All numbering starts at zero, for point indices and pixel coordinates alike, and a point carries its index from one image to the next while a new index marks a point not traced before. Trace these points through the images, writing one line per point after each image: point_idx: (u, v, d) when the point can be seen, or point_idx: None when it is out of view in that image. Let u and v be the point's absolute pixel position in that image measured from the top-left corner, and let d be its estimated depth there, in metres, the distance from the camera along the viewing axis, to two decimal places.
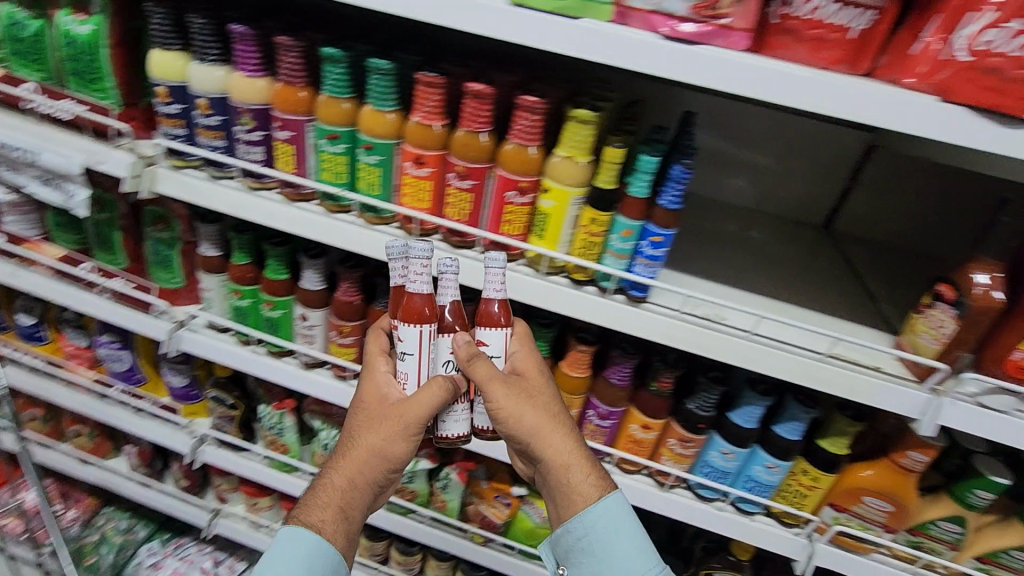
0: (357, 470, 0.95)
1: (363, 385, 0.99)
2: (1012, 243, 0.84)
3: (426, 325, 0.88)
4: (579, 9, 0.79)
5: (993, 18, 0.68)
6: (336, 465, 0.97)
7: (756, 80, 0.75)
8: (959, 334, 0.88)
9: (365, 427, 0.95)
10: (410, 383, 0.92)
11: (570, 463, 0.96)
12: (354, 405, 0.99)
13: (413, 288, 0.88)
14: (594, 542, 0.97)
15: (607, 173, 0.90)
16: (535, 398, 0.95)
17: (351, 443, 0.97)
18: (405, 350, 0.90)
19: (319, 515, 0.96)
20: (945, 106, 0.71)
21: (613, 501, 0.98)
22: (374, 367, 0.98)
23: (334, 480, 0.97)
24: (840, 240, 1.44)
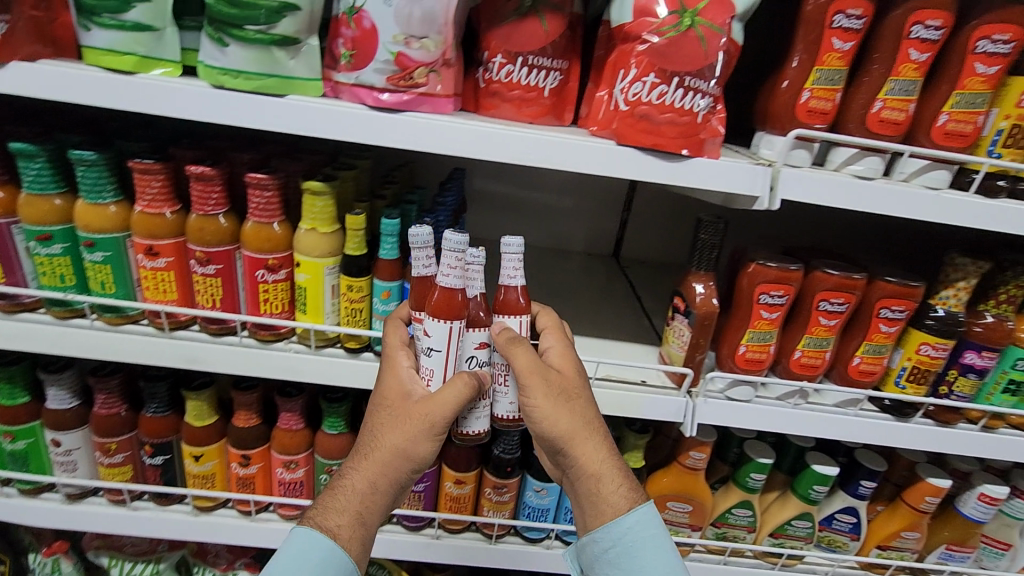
0: (379, 470, 0.85)
1: (380, 383, 0.87)
2: (714, 255, 0.98)
3: (449, 322, 0.79)
4: (281, 88, 0.79)
5: (635, 74, 0.79)
6: (354, 464, 0.87)
7: (463, 139, 0.81)
8: (694, 340, 0.99)
9: (389, 428, 0.84)
10: (434, 381, 0.84)
11: (602, 474, 0.86)
12: (369, 405, 0.88)
13: (419, 275, 0.83)
14: (626, 553, 0.86)
15: (353, 240, 0.90)
16: (583, 404, 0.87)
17: (371, 444, 0.86)
18: (432, 345, 0.81)
19: (334, 520, 0.85)
20: (620, 148, 0.82)
21: (647, 514, 0.86)
22: (393, 363, 0.86)
23: (353, 482, 0.86)
24: (629, 267, 1.57)
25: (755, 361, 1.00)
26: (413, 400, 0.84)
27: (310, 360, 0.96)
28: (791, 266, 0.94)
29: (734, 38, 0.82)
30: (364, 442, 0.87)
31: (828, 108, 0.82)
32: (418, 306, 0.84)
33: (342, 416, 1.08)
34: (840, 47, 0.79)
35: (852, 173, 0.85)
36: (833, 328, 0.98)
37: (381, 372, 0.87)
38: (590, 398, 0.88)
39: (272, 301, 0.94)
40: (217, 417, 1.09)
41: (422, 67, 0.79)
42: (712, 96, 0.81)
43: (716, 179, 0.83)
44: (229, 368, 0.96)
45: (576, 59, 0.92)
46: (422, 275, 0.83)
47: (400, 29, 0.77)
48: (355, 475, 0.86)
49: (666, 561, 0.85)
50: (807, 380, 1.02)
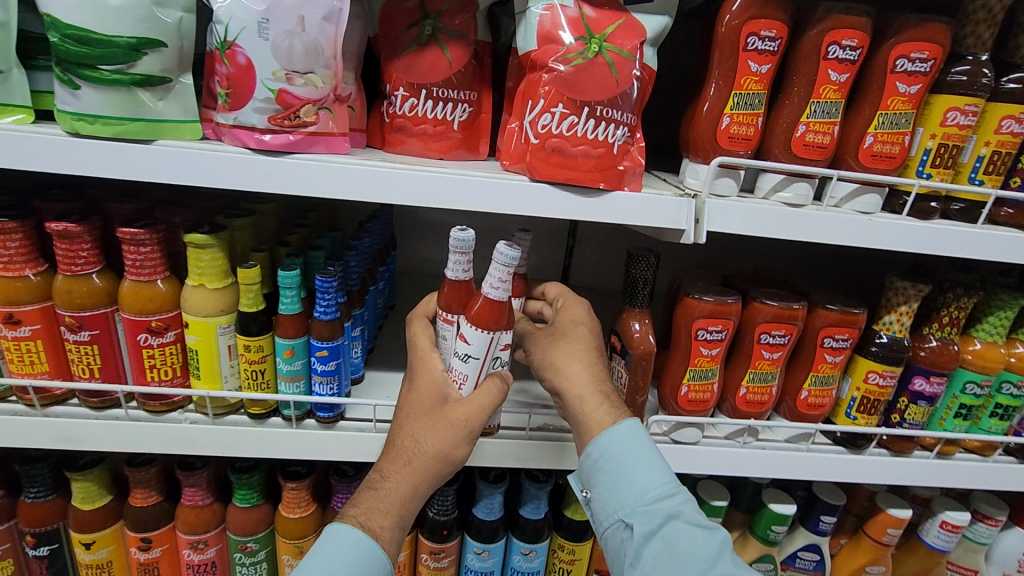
0: (423, 471, 0.78)
1: (412, 385, 0.81)
2: (649, 291, 0.91)
3: (492, 332, 0.75)
4: (146, 133, 0.70)
5: (543, 104, 0.74)
6: (392, 465, 0.78)
7: (359, 181, 0.73)
8: (631, 383, 0.92)
9: (436, 428, 0.77)
10: (467, 386, 0.79)
11: (589, 396, 0.80)
12: (402, 404, 0.80)
13: (455, 280, 0.77)
14: (610, 468, 0.77)
15: (247, 295, 0.81)
16: (584, 340, 0.83)
17: (411, 447, 0.78)
18: (469, 352, 0.76)
19: (378, 521, 0.76)
20: (534, 184, 0.75)
21: (633, 431, 0.78)
22: (429, 365, 0.80)
23: (396, 485, 0.77)
24: (577, 295, 1.48)
25: (699, 401, 0.93)
26: (454, 404, 0.79)
27: (207, 431, 0.85)
28: (728, 299, 0.89)
29: (647, 64, 0.77)
30: (402, 444, 0.78)
31: (750, 135, 0.78)
32: (452, 309, 0.78)
33: (255, 487, 0.97)
34: (757, 70, 0.75)
35: (782, 201, 0.81)
36: (776, 360, 0.92)
37: (412, 374, 0.81)
38: (590, 336, 0.84)
39: (160, 367, 0.83)
40: (112, 496, 0.97)
41: (309, 104, 0.72)
42: (628, 125, 0.75)
43: (638, 214, 0.77)
44: (113, 445, 0.85)
45: (487, 89, 0.86)
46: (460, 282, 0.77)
47: (280, 64, 0.69)
48: (398, 479, 0.77)
49: (654, 472, 0.76)
50: (755, 417, 0.96)
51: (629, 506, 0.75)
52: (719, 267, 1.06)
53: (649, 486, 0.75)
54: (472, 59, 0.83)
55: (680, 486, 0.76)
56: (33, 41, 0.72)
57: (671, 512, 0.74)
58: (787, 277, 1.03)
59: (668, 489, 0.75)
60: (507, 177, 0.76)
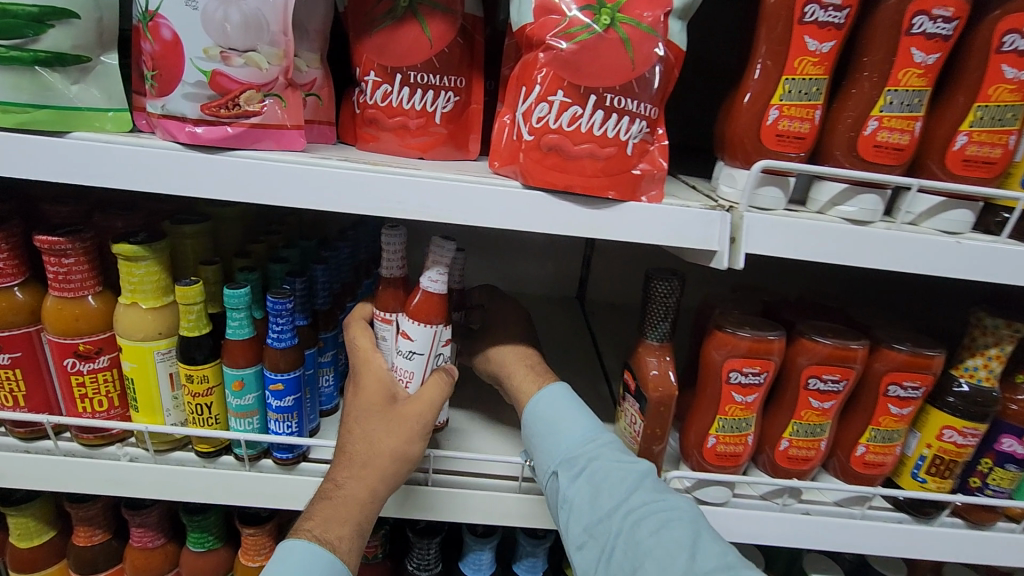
0: (383, 472, 0.66)
1: (358, 384, 0.71)
2: (669, 321, 0.76)
3: (436, 325, 0.69)
4: (56, 122, 0.58)
5: (539, 92, 0.59)
6: (348, 469, 0.66)
7: (310, 185, 0.59)
8: (647, 431, 0.76)
9: (392, 424, 0.67)
10: (414, 385, 0.71)
11: (517, 371, 0.81)
12: (350, 407, 0.70)
13: (390, 278, 0.71)
14: (537, 422, 0.73)
15: (187, 317, 0.68)
16: (512, 330, 0.87)
17: (365, 449, 0.67)
18: (413, 350, 0.69)
19: (336, 531, 0.64)
20: (526, 191, 0.60)
21: (559, 390, 0.75)
22: (373, 362, 0.70)
23: (353, 491, 0.65)
24: (594, 311, 1.31)
25: (729, 456, 0.77)
26: (406, 400, 0.69)
27: (146, 471, 0.74)
28: (769, 335, 0.72)
29: (674, 41, 0.60)
30: (355, 446, 0.67)
31: (806, 133, 0.61)
32: (389, 306, 0.71)
33: (211, 529, 0.85)
34: (815, 49, 0.58)
35: (841, 217, 0.64)
36: (828, 411, 0.75)
37: (357, 375, 0.71)
38: (518, 327, 0.88)
39: (92, 397, 0.72)
40: (55, 532, 0.86)
41: (251, 89, 0.59)
42: (647, 119, 0.60)
43: (657, 231, 0.61)
44: (41, 483, 0.74)
45: (479, 76, 0.72)
46: (396, 279, 0.71)
47: (213, 39, 0.57)
48: (355, 484, 0.66)
49: (578, 416, 0.72)
50: (797, 476, 0.79)
51: (556, 452, 0.70)
52: (759, 292, 0.91)
53: (574, 430, 0.71)
54: (459, 37, 0.68)
55: (607, 431, 0.72)
56: None
57: (593, 447, 0.69)
58: (840, 306, 0.87)
59: (595, 430, 0.71)
60: (494, 182, 0.62)
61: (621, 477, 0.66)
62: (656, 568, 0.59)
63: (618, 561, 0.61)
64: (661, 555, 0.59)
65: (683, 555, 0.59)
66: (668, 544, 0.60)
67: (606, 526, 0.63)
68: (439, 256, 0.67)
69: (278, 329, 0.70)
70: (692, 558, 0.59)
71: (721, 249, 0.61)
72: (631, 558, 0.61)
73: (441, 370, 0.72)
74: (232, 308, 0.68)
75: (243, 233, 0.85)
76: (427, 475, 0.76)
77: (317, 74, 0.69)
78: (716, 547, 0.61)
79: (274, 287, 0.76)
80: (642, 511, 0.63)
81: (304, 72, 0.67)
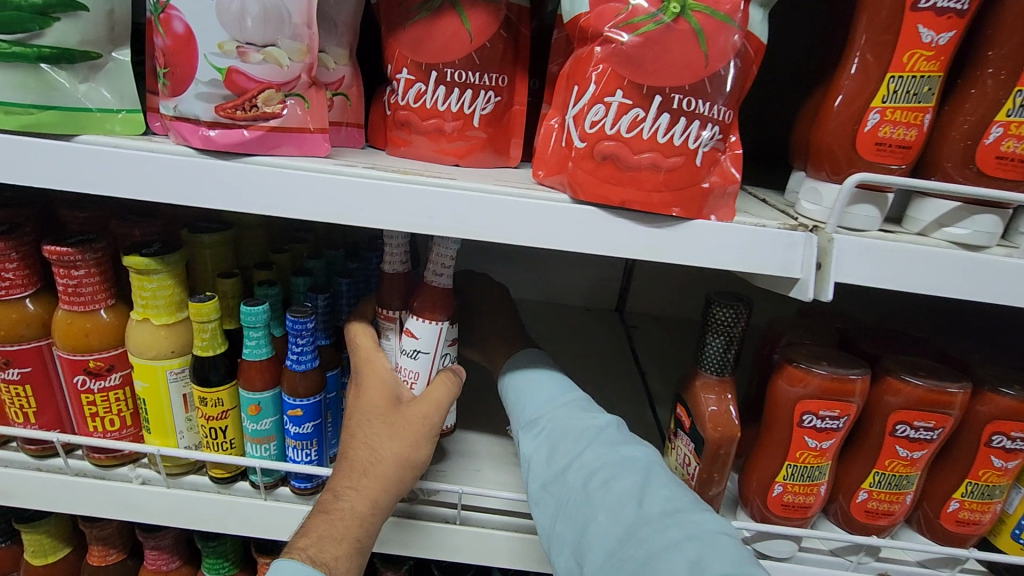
0: (387, 481, 0.60)
1: (359, 385, 0.64)
2: (730, 350, 0.66)
3: (442, 322, 0.64)
4: (62, 125, 0.53)
5: (594, 92, 0.51)
6: (347, 479, 0.59)
7: (334, 196, 0.53)
8: (702, 474, 0.67)
9: (396, 427, 0.61)
10: (420, 386, 0.65)
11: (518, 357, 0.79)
12: (350, 411, 0.63)
13: (393, 273, 0.67)
14: (514, 391, 0.73)
15: (201, 335, 0.63)
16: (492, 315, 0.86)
17: (368, 455, 0.60)
18: (418, 348, 0.64)
19: (334, 551, 0.56)
20: (575, 207, 0.53)
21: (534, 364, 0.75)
22: (376, 363, 0.64)
23: (353, 504, 0.58)
24: (636, 326, 1.22)
25: (796, 507, 0.68)
26: (412, 402, 0.63)
27: (157, 496, 0.69)
28: (850, 373, 0.63)
29: (753, 32, 0.51)
30: (356, 452, 0.60)
31: (912, 141, 0.52)
32: (392, 304, 0.66)
33: (228, 554, 0.81)
34: (930, 41, 0.49)
35: (949, 241, 0.54)
36: (918, 461, 0.65)
37: (359, 376, 0.65)
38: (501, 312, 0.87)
39: (103, 416, 0.67)
40: (70, 548, 0.83)
41: (270, 89, 0.53)
42: (720, 124, 0.51)
43: (729, 254, 0.52)
44: (51, 504, 0.70)
45: (523, 73, 0.64)
46: (398, 275, 0.67)
47: (229, 33, 0.51)
48: (356, 495, 0.58)
49: (548, 384, 0.71)
50: (875, 533, 0.69)
51: (526, 412, 0.69)
52: (831, 319, 0.82)
53: (542, 395, 0.70)
54: (502, 30, 0.61)
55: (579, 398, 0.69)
56: None
57: (557, 408, 0.67)
58: (926, 338, 0.76)
59: (562, 394, 0.69)
60: (540, 195, 0.54)
61: (578, 432, 0.63)
62: (603, 517, 0.54)
63: (570, 513, 0.57)
64: (610, 504, 0.55)
65: (631, 503, 0.54)
66: (616, 492, 0.55)
67: (561, 482, 0.59)
68: (443, 249, 0.63)
69: (300, 350, 0.63)
70: (640, 505, 0.54)
71: (804, 276, 0.52)
72: (582, 510, 0.56)
73: (449, 370, 0.66)
74: (251, 326, 0.62)
75: (267, 241, 0.80)
76: (457, 514, 0.69)
77: (345, 72, 0.63)
78: (666, 491, 0.56)
79: (295, 302, 0.70)
80: (595, 462, 0.59)
81: (330, 70, 0.61)
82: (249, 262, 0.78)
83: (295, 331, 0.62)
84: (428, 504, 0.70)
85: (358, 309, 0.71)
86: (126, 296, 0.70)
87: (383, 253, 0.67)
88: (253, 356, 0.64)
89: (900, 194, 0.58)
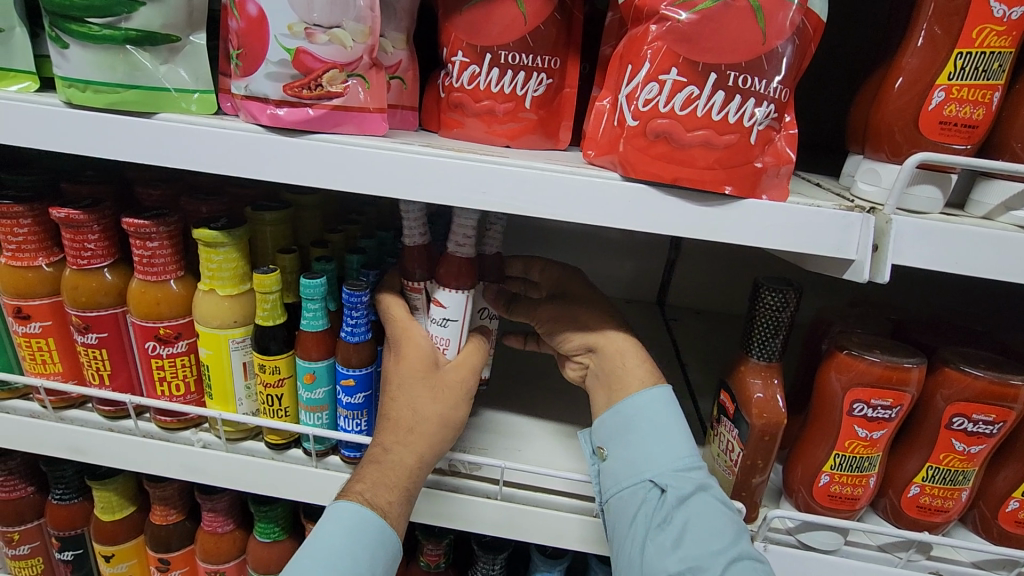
0: (432, 439, 0.63)
1: (398, 351, 0.65)
2: (778, 336, 0.65)
3: (467, 288, 0.65)
4: (143, 103, 0.57)
5: (648, 70, 0.51)
6: (394, 435, 0.62)
7: (392, 172, 0.55)
8: (745, 461, 0.66)
9: (440, 393, 0.64)
10: (453, 352, 0.67)
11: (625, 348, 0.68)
12: (389, 375, 0.65)
13: (414, 246, 0.67)
14: (615, 431, 0.65)
15: (263, 306, 0.66)
16: None
17: (411, 416, 0.62)
18: (447, 316, 0.66)
19: (386, 496, 0.59)
20: (626, 184, 0.53)
21: (650, 397, 0.65)
22: (412, 331, 0.65)
23: (401, 457, 0.61)
24: (677, 318, 1.21)
25: (844, 498, 0.67)
26: (449, 366, 0.66)
27: (217, 459, 0.73)
28: (906, 362, 0.61)
29: (814, 10, 0.50)
30: (400, 413, 0.62)
31: (979, 121, 0.50)
32: (416, 275, 0.67)
33: (278, 520, 0.85)
34: (1002, 15, 0.48)
35: (1017, 225, 0.52)
36: (976, 456, 0.63)
37: (397, 342, 0.65)
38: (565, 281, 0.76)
39: (170, 381, 0.71)
40: (135, 508, 0.89)
41: (334, 69, 0.55)
42: (777, 102, 0.51)
43: (782, 234, 0.52)
44: (122, 462, 0.75)
45: (576, 56, 0.65)
46: (419, 247, 0.67)
47: (298, 15, 0.54)
48: (403, 450, 0.61)
49: (653, 404, 0.64)
50: (927, 529, 0.67)
51: (647, 466, 0.62)
52: (884, 310, 0.80)
53: (644, 422, 0.64)
54: (556, 13, 0.62)
55: (694, 458, 0.63)
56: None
57: (678, 467, 0.62)
58: (987, 331, 0.74)
59: (665, 419, 0.64)
60: (591, 173, 0.55)
61: (724, 525, 0.59)
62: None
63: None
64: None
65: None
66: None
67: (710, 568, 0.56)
68: (462, 220, 0.63)
69: (354, 320, 0.66)
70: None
71: (858, 258, 0.52)
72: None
73: (474, 339, 0.69)
74: (310, 295, 0.65)
75: (322, 221, 0.83)
76: (499, 490, 0.70)
77: (403, 56, 0.65)
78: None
79: (349, 278, 0.73)
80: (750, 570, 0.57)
81: (389, 53, 0.63)
82: (305, 241, 0.81)
83: (351, 302, 0.65)
84: (471, 479, 0.72)
85: (382, 281, 0.70)
86: (193, 269, 0.74)
87: (402, 227, 0.67)
88: (311, 326, 0.67)
89: (963, 177, 0.56)
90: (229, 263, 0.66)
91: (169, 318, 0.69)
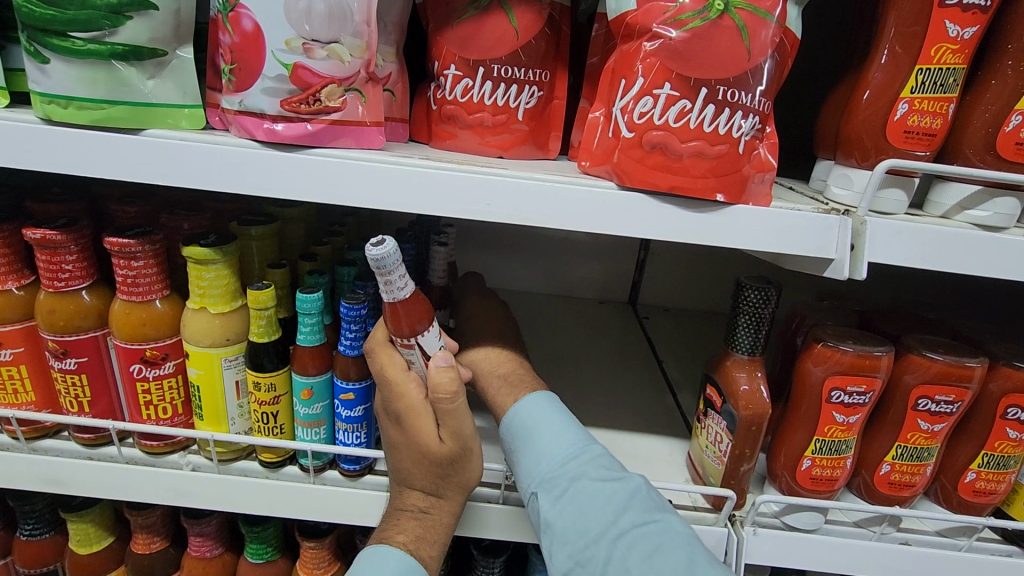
0: (466, 491, 0.65)
1: (402, 423, 0.62)
2: (760, 331, 0.69)
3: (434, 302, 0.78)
4: (130, 119, 0.55)
5: (642, 85, 0.54)
6: (424, 494, 0.64)
7: (396, 184, 0.55)
8: (734, 451, 0.70)
9: (461, 461, 0.63)
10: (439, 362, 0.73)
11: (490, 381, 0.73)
12: (398, 442, 0.63)
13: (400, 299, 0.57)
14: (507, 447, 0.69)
15: (256, 323, 0.65)
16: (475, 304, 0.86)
17: (433, 479, 0.63)
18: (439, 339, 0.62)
19: (428, 550, 0.62)
20: (623, 193, 0.56)
21: (530, 404, 0.69)
22: (409, 397, 0.61)
23: (435, 514, 0.64)
24: (648, 317, 1.25)
25: (824, 480, 0.71)
26: (443, 430, 0.62)
27: (209, 482, 0.70)
28: (875, 350, 0.66)
29: (790, 28, 0.54)
30: (417, 476, 0.63)
31: (937, 129, 0.56)
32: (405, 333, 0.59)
33: (270, 541, 0.83)
34: (956, 35, 0.53)
35: (971, 223, 0.58)
36: (938, 434, 0.69)
37: (399, 414, 0.62)
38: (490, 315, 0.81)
39: (156, 404, 0.69)
40: (113, 538, 0.85)
41: (333, 83, 0.55)
42: (760, 114, 0.54)
43: (770, 237, 0.56)
44: (103, 491, 0.71)
45: (563, 70, 0.67)
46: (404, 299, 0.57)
47: (295, 30, 0.53)
48: (437, 506, 0.64)
49: (528, 410, 0.68)
50: (898, 503, 0.73)
51: (530, 478, 0.64)
52: (849, 302, 0.86)
53: (516, 423, 0.68)
54: (546, 28, 0.64)
55: (577, 442, 0.65)
56: (8, 8, 0.59)
57: (509, 433, 0.68)
58: (940, 319, 0.81)
59: (532, 421, 0.67)
60: (588, 183, 0.57)
61: (600, 499, 0.60)
62: None
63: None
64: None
65: None
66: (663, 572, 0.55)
67: (593, 554, 0.58)
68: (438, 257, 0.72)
69: (352, 332, 0.65)
70: None
71: (839, 256, 0.56)
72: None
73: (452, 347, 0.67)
74: (306, 309, 0.64)
75: (307, 234, 0.82)
76: (500, 494, 0.71)
77: (393, 68, 0.65)
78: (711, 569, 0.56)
79: (343, 292, 0.73)
80: (634, 535, 0.58)
81: (383, 66, 0.63)
82: (291, 254, 0.80)
83: (348, 313, 0.64)
84: None
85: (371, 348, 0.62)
86: (176, 287, 0.72)
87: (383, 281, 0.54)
88: (307, 340, 0.66)
89: (922, 180, 0.62)
90: (219, 280, 0.64)
91: (157, 338, 0.66)
